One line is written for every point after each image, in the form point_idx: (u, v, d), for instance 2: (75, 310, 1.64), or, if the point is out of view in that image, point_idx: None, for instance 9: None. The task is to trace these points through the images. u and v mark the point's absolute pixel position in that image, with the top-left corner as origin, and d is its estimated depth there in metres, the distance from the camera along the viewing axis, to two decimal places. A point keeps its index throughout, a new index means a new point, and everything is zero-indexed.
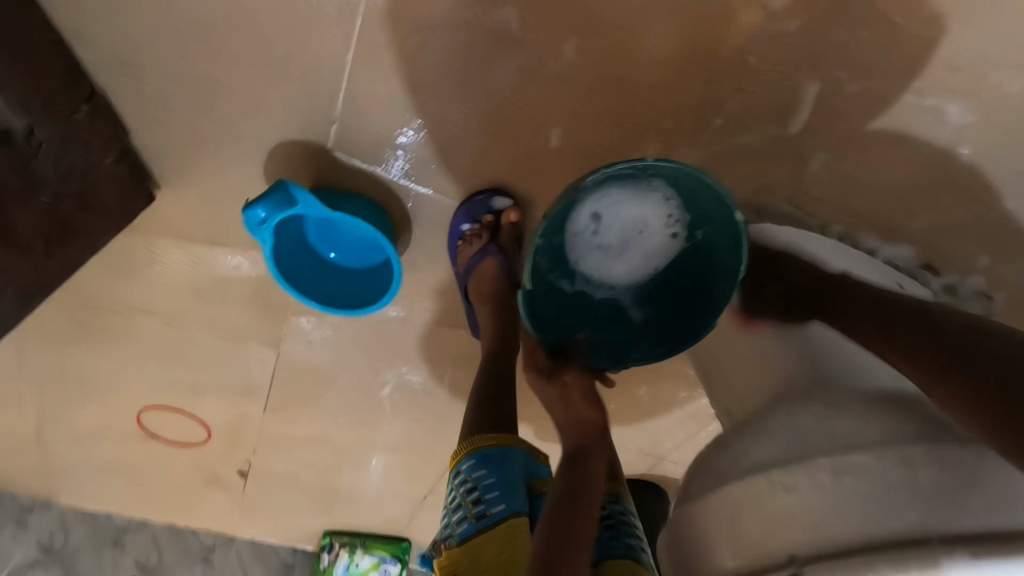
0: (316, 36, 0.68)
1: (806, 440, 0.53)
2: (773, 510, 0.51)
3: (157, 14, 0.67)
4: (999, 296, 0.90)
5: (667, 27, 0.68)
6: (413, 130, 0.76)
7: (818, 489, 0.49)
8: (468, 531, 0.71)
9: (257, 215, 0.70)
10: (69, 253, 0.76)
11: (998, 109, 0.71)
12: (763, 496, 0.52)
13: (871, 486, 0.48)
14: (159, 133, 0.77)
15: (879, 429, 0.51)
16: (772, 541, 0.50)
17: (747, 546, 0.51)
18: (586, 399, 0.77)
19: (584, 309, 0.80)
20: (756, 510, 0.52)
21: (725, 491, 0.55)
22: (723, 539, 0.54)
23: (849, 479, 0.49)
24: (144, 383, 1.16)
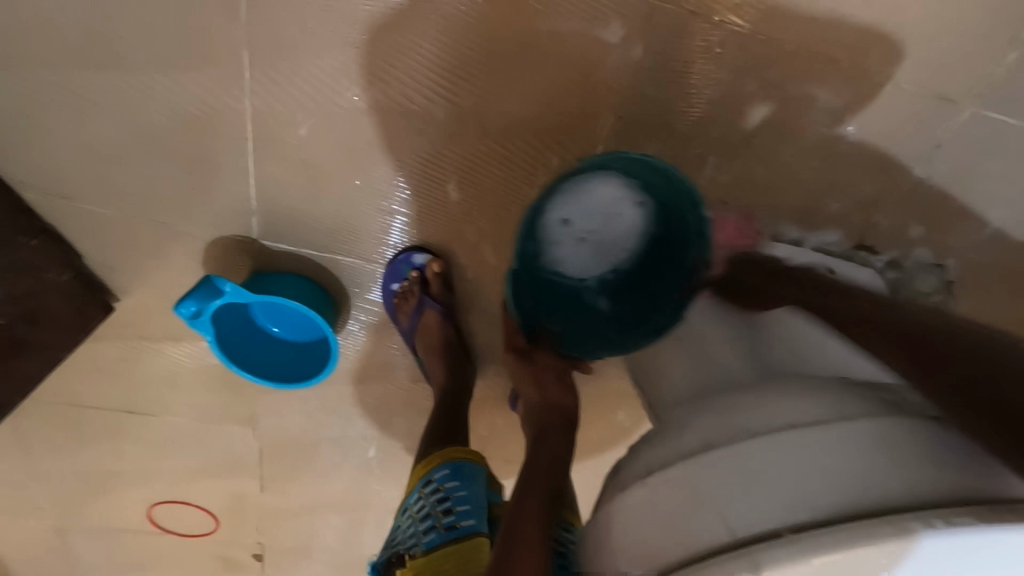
0: (218, 144, 0.76)
1: (705, 436, 0.48)
2: (657, 508, 0.45)
3: (80, 151, 0.76)
4: (951, 263, 0.89)
5: (524, 74, 0.73)
6: (323, 208, 0.82)
7: (711, 483, 0.44)
8: (436, 541, 0.70)
9: (189, 309, 0.76)
10: (21, 369, 0.81)
11: (869, 85, 0.73)
12: (651, 503, 0.46)
13: (776, 469, 0.43)
14: (102, 251, 0.85)
15: (792, 414, 0.46)
16: (659, 544, 0.44)
17: (641, 551, 0.45)
18: (560, 384, 0.77)
19: (560, 299, 0.84)
20: (651, 522, 0.45)
21: (624, 497, 0.48)
22: (628, 557, 0.46)
23: (746, 464, 0.44)
24: (145, 478, 1.22)
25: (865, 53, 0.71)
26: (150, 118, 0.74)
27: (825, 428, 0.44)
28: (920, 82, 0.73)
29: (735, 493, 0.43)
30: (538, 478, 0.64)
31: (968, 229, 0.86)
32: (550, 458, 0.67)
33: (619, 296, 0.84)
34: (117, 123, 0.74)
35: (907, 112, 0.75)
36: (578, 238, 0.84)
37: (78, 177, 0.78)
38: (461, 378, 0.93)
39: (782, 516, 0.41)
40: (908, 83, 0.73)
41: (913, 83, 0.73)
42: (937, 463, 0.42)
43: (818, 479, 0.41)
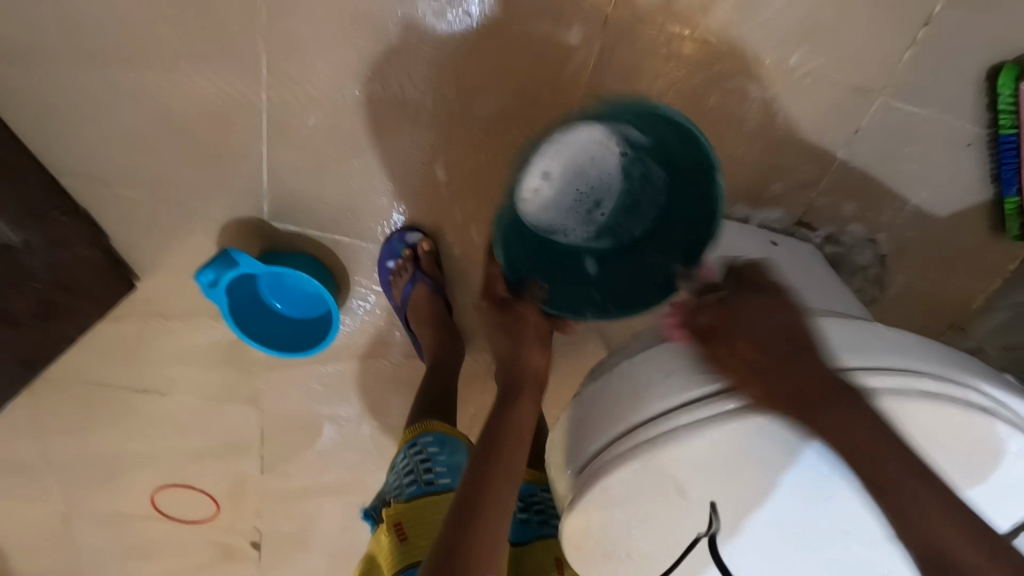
0: (237, 134, 0.88)
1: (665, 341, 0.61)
2: (618, 390, 0.57)
3: (118, 142, 0.88)
4: (882, 238, 1.01)
5: (500, 72, 0.86)
6: (326, 191, 0.93)
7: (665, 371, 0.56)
8: (416, 493, 0.79)
9: (207, 277, 0.86)
10: (56, 332, 0.89)
11: (788, 80, 0.88)
12: (613, 384, 0.58)
13: (711, 350, 0.57)
14: (127, 234, 0.94)
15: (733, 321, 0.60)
16: (616, 418, 0.56)
17: (604, 427, 0.56)
18: (534, 336, 0.81)
19: (556, 255, 0.82)
20: (614, 401, 0.57)
21: (593, 388, 0.60)
22: (592, 437, 0.57)
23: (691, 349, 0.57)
24: (150, 461, 1.28)
25: (785, 50, 0.86)
26: (181, 111, 0.86)
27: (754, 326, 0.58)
28: (829, 77, 0.87)
29: (681, 368, 0.56)
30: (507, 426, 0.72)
31: (896, 207, 0.98)
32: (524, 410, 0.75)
33: (612, 262, 0.82)
34: (154, 117, 0.87)
35: (826, 101, 0.89)
36: (580, 190, 0.81)
37: (114, 165, 0.89)
38: (447, 349, 1.00)
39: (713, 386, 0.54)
40: (820, 79, 0.88)
41: (824, 78, 0.87)
42: (840, 348, 0.54)
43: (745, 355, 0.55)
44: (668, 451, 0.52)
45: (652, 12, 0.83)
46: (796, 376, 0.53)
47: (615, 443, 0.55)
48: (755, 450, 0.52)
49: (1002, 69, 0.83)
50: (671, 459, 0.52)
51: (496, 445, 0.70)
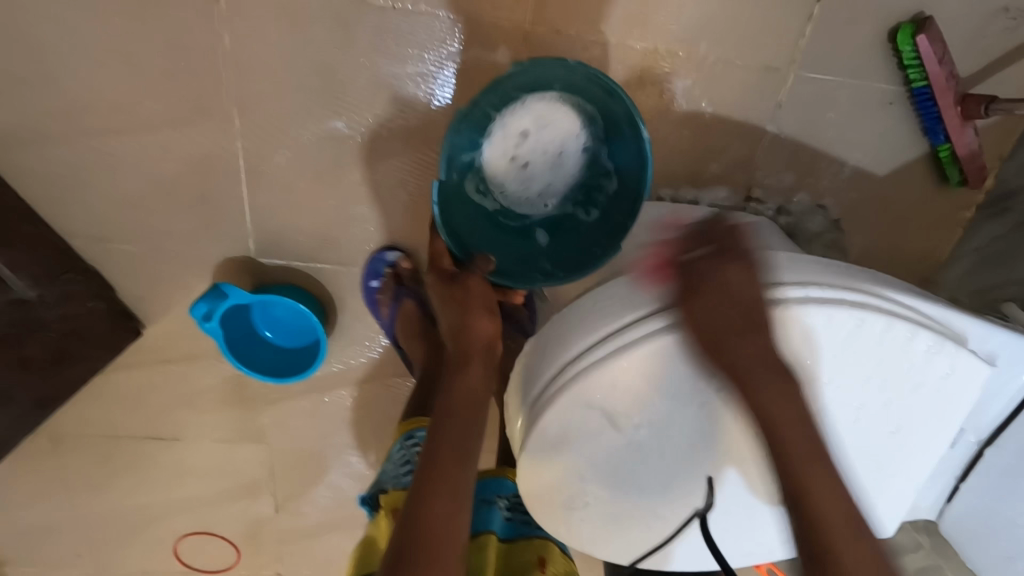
0: (218, 182, 0.98)
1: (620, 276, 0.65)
2: (564, 321, 0.63)
3: (116, 202, 0.98)
4: (830, 203, 1.06)
5: (443, 95, 0.96)
6: (303, 223, 1.03)
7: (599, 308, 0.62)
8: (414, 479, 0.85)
9: (201, 309, 0.94)
10: (68, 376, 0.96)
11: (705, 67, 0.96)
12: (562, 320, 0.64)
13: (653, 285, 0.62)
14: (132, 285, 1.04)
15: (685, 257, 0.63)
16: (561, 349, 0.62)
17: (550, 360, 0.62)
18: (483, 306, 0.83)
19: (500, 227, 0.88)
20: (556, 338, 0.63)
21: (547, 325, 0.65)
22: (540, 371, 0.63)
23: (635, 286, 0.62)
24: (169, 509, 1.34)
25: (695, 43, 0.95)
26: (168, 167, 0.97)
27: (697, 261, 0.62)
28: (742, 59, 0.96)
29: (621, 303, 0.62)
30: (453, 408, 0.76)
31: (835, 171, 1.04)
32: (471, 384, 0.78)
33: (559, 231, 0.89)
34: (145, 176, 0.97)
35: (745, 82, 0.97)
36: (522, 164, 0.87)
37: (114, 224, 1.00)
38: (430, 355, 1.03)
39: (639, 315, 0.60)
40: (733, 62, 0.96)
41: (737, 60, 0.96)
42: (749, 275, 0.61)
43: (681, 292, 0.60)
44: (599, 380, 0.59)
45: (569, 26, 0.93)
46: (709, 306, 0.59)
47: (557, 376, 0.61)
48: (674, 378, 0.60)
49: (898, 29, 0.92)
50: (599, 388, 0.60)
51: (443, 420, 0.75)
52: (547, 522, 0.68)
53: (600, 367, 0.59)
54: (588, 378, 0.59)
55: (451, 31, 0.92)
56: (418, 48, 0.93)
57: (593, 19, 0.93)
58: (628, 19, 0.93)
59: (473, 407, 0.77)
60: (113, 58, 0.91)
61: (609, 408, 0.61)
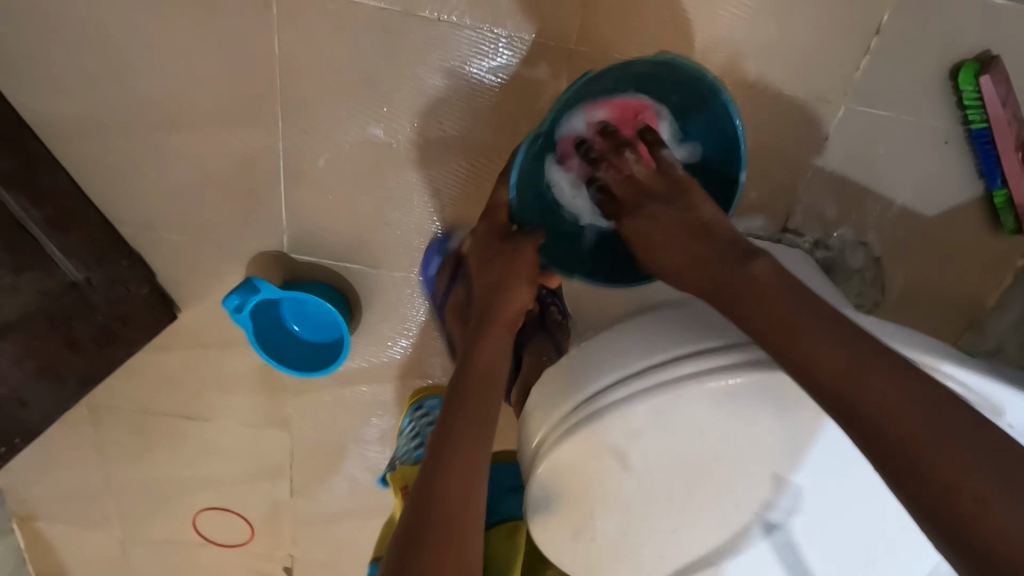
0: (259, 179, 1.01)
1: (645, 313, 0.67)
2: (574, 363, 0.64)
3: (163, 193, 1.02)
4: (872, 240, 1.02)
5: (482, 107, 0.96)
6: (338, 224, 1.05)
7: (628, 342, 0.63)
8: None
9: (233, 302, 0.97)
10: (109, 356, 1.00)
11: (752, 95, 0.94)
12: (572, 362, 0.64)
13: (663, 327, 0.63)
14: (172, 272, 1.08)
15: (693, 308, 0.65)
16: (573, 392, 0.62)
17: (558, 400, 0.63)
18: (526, 276, 0.84)
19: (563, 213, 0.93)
20: (564, 379, 0.63)
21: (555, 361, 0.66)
22: (549, 409, 0.64)
23: (644, 330, 0.63)
24: (194, 483, 1.40)
25: (743, 70, 0.93)
26: (213, 162, 1.00)
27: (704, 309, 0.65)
28: (791, 88, 0.93)
29: (631, 350, 0.62)
30: (475, 384, 0.76)
31: (880, 208, 1.00)
32: (491, 360, 0.78)
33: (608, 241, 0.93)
34: (191, 169, 1.01)
35: (792, 112, 0.95)
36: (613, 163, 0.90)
37: (159, 212, 1.04)
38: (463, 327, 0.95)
39: (660, 358, 0.61)
40: (781, 91, 0.94)
41: (785, 89, 0.93)
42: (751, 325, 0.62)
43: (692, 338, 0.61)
44: (611, 425, 0.60)
45: (615, 45, 0.92)
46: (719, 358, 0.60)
47: (567, 418, 0.62)
48: (688, 424, 0.61)
49: (961, 67, 0.89)
50: (609, 434, 0.60)
51: (461, 393, 0.75)
52: (551, 549, 0.68)
53: (611, 415, 0.60)
54: (601, 424, 0.60)
55: (489, 41, 0.92)
56: (458, 62, 0.93)
57: (639, 39, 0.91)
58: (675, 42, 0.92)
59: (492, 384, 0.76)
60: (168, 56, 0.93)
61: (620, 452, 0.61)
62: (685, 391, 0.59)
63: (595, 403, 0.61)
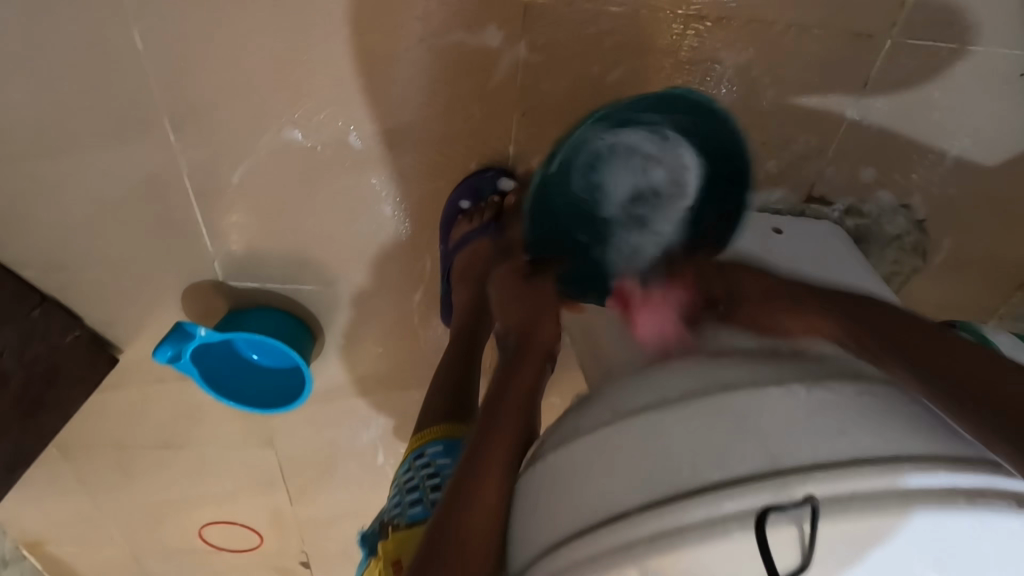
0: (166, 202, 0.82)
1: (719, 379, 0.47)
2: (618, 448, 0.44)
3: (55, 229, 0.84)
4: (916, 202, 0.84)
5: (424, 88, 0.75)
6: (274, 243, 0.88)
7: (663, 443, 0.43)
8: (423, 514, 0.61)
9: (165, 353, 0.85)
10: (45, 423, 0.89)
11: (768, 38, 0.73)
12: (605, 444, 0.45)
13: (765, 410, 0.43)
14: (99, 312, 0.94)
15: (795, 373, 0.47)
16: (616, 495, 0.42)
17: (590, 506, 0.43)
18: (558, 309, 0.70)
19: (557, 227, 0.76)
20: (591, 470, 0.44)
21: (586, 439, 0.46)
22: (566, 515, 0.43)
23: (733, 411, 0.43)
24: (188, 503, 1.34)
25: (753, 8, 0.71)
26: (103, 189, 0.80)
27: (820, 389, 0.44)
28: (817, 24, 0.72)
29: (706, 440, 0.42)
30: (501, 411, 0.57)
31: (927, 164, 0.81)
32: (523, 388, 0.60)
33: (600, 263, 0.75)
34: (76, 198, 0.81)
35: (819, 56, 0.74)
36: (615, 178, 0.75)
37: (60, 252, 0.86)
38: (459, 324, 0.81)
39: (756, 467, 0.40)
40: (806, 29, 0.72)
41: (810, 27, 0.72)
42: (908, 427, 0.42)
43: (812, 432, 0.41)
44: (675, 564, 0.38)
45: None
46: (860, 472, 0.39)
47: (596, 534, 0.41)
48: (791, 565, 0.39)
49: None
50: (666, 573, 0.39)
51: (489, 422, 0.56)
52: None
53: (675, 546, 0.39)
54: (657, 557, 0.39)
55: None
56: None
57: None
58: None
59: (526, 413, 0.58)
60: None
61: None
62: (802, 518, 0.38)
63: (648, 521, 0.40)
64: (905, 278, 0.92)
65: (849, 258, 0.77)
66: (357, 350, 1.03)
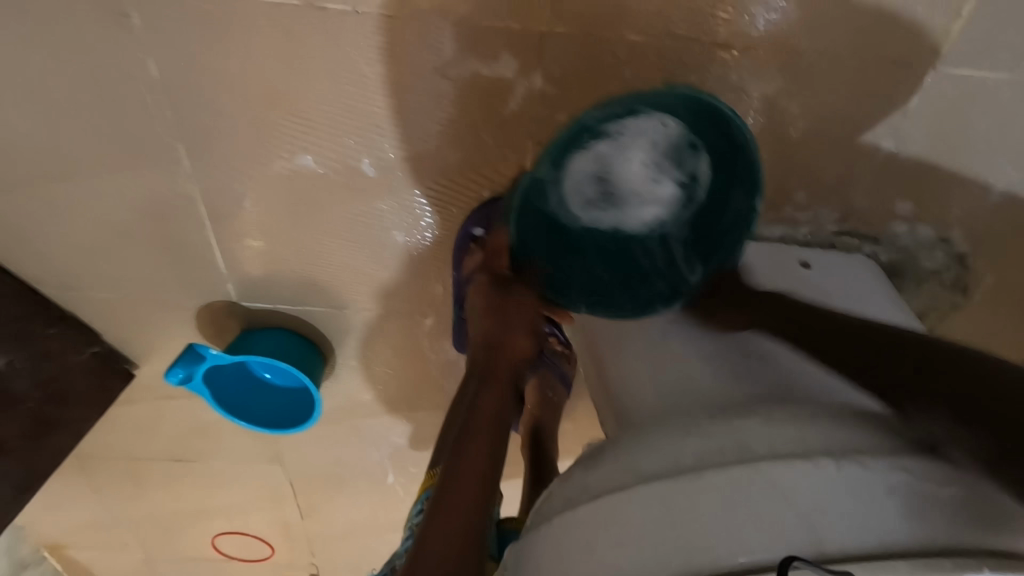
0: (181, 225, 0.82)
1: (731, 445, 0.44)
2: (625, 521, 0.42)
3: (73, 250, 0.85)
4: (957, 237, 0.80)
5: (437, 117, 0.73)
6: (287, 266, 0.87)
7: (672, 520, 0.40)
8: None
9: (178, 375, 0.85)
10: (57, 442, 0.91)
11: (799, 68, 0.69)
12: (611, 515, 0.42)
13: (781, 488, 0.40)
14: (116, 329, 0.95)
15: (816, 440, 0.43)
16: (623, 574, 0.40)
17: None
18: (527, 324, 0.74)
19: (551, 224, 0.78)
20: (596, 544, 0.42)
21: (591, 506, 0.44)
22: None
23: (747, 488, 0.40)
24: (201, 513, 1.35)
25: (784, 37, 0.67)
26: (119, 212, 0.81)
27: (845, 464, 0.41)
28: (853, 54, 0.68)
29: (718, 520, 0.40)
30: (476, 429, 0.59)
31: (968, 198, 0.77)
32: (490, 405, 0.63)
33: (593, 259, 0.77)
34: (94, 220, 0.82)
35: (852, 86, 0.70)
36: (605, 173, 0.76)
37: (79, 271, 0.87)
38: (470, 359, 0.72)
39: (771, 554, 0.38)
40: (840, 59, 0.68)
41: (845, 57, 0.68)
42: (941, 511, 0.39)
43: (832, 517, 0.39)
44: None
45: (605, 19, 0.67)
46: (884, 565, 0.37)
47: None
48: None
49: None
50: None
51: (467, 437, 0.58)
52: None
53: None
54: None
55: None
56: None
57: (638, 8, 0.66)
58: (690, 9, 0.66)
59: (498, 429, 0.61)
60: (7, 93, 0.70)
61: None
62: None
63: None
64: (942, 315, 0.87)
65: (883, 296, 0.72)
66: (368, 372, 1.02)
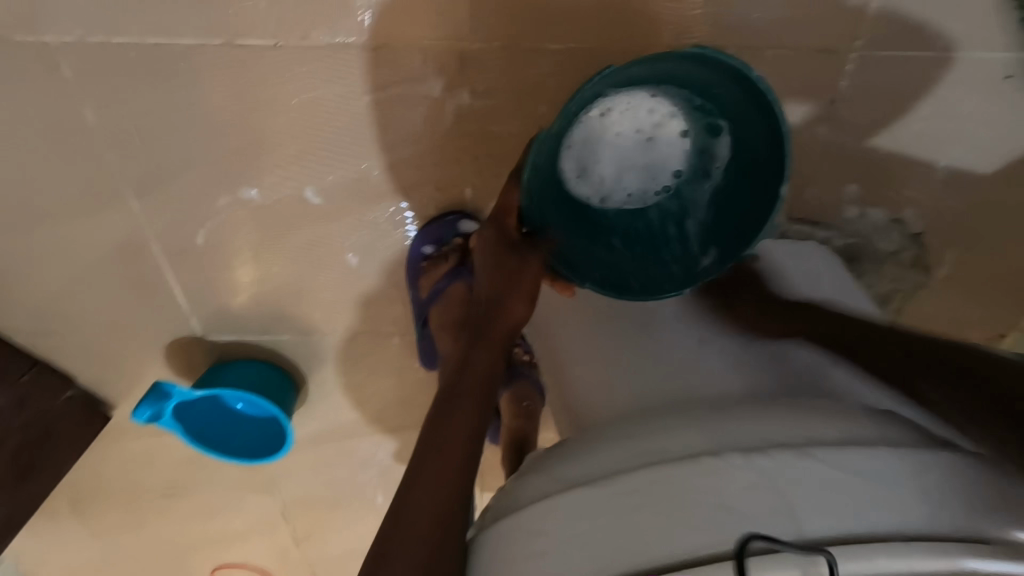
0: (138, 266, 0.83)
1: (647, 448, 0.44)
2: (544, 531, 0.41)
3: (37, 298, 0.86)
4: (909, 216, 0.79)
5: (374, 140, 0.74)
6: (248, 298, 0.88)
7: (588, 527, 0.40)
8: None
9: (146, 414, 0.86)
10: (38, 483, 0.91)
11: None
12: (530, 529, 0.42)
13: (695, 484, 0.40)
14: (89, 372, 0.96)
15: (729, 434, 0.43)
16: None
17: None
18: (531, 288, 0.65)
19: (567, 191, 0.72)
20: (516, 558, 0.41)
21: (514, 519, 0.43)
22: None
23: (660, 486, 0.40)
24: (197, 548, 1.36)
25: (702, 34, 0.68)
26: (78, 258, 0.82)
27: (758, 458, 0.40)
28: (772, 46, 0.69)
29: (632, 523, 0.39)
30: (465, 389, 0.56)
31: (915, 177, 0.76)
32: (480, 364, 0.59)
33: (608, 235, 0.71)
34: (55, 268, 0.83)
35: (777, 76, 0.70)
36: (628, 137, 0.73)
37: (44, 319, 0.89)
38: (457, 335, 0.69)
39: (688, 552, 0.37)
40: (760, 52, 0.69)
41: (765, 49, 0.69)
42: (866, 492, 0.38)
43: (748, 508, 0.38)
44: None
45: (524, 33, 0.68)
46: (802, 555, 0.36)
47: None
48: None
49: None
50: None
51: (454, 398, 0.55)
52: None
53: None
54: None
55: None
56: None
57: (556, 19, 0.67)
58: (607, 14, 0.67)
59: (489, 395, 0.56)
60: None
61: None
62: None
63: None
64: (909, 296, 0.85)
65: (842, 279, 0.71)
66: (342, 395, 1.02)
